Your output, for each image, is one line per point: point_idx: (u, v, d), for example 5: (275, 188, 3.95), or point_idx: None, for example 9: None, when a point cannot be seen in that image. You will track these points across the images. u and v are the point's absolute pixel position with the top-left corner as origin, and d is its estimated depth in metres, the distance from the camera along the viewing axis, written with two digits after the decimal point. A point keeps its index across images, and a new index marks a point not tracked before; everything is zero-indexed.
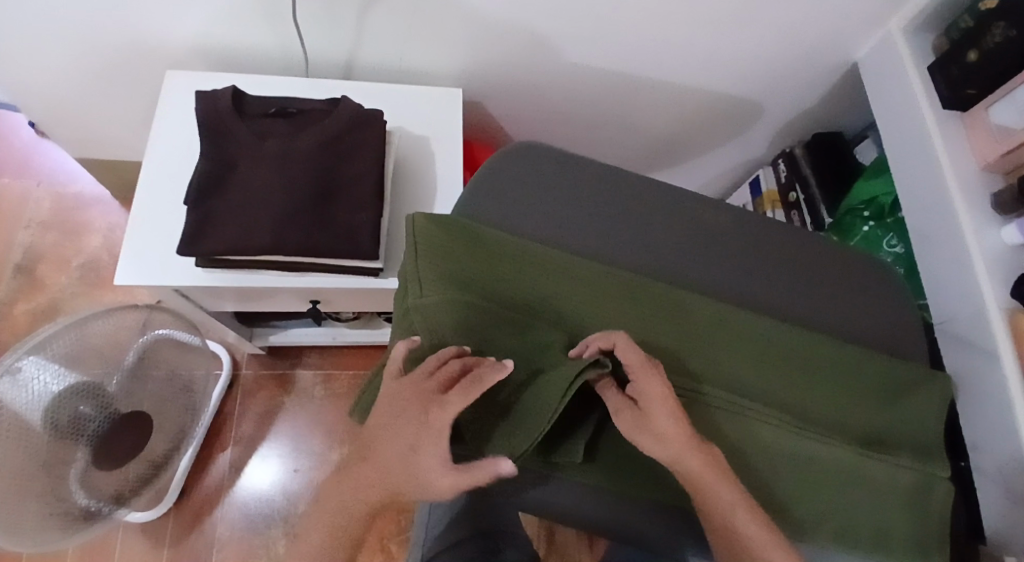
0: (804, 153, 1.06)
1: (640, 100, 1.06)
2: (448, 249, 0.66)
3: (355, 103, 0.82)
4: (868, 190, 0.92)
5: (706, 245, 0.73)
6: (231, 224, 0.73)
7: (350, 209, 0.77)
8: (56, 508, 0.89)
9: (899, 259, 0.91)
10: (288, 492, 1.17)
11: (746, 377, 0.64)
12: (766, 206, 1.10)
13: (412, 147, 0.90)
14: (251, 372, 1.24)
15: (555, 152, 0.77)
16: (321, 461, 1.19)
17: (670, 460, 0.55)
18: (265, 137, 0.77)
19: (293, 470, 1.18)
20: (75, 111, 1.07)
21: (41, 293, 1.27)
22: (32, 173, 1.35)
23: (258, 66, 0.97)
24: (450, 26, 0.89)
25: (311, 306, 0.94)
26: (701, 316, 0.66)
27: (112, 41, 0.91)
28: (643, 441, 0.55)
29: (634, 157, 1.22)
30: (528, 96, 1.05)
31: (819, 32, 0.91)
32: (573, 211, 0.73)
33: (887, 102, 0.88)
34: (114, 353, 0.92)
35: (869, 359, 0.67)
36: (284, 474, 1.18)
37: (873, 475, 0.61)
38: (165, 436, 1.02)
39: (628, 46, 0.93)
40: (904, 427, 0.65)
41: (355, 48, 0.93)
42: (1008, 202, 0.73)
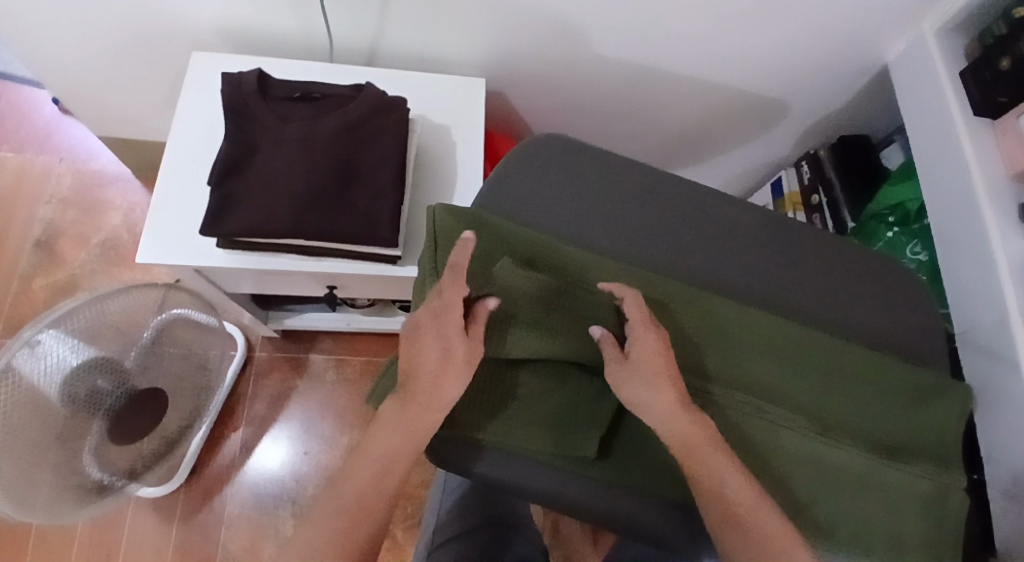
0: (828, 155, 1.04)
1: (663, 96, 1.05)
2: (463, 240, 0.65)
3: (378, 90, 0.82)
4: (895, 195, 0.91)
5: (727, 244, 0.73)
6: (253, 205, 0.73)
7: (370, 195, 0.77)
8: (70, 481, 0.91)
9: (923, 267, 0.90)
10: (298, 474, 1.18)
11: (763, 379, 0.64)
12: (787, 208, 1.08)
13: (433, 136, 0.90)
14: (265, 353, 1.25)
15: (577, 146, 0.77)
16: (331, 445, 1.20)
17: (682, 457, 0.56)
18: (288, 121, 0.77)
19: (303, 452, 1.20)
20: (100, 89, 1.08)
21: (61, 270, 1.29)
22: (55, 149, 1.37)
23: (282, 50, 0.98)
24: (475, 15, 0.89)
25: (327, 291, 0.94)
26: (720, 317, 0.65)
27: (138, 21, 0.92)
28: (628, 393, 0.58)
29: (654, 153, 1.21)
30: (550, 88, 1.04)
31: (850, 32, 0.89)
32: (593, 207, 0.73)
33: (916, 106, 0.87)
34: (131, 330, 0.93)
35: (888, 365, 0.66)
36: (294, 456, 1.19)
37: (887, 481, 0.60)
38: (180, 413, 1.03)
39: (653, 41, 0.92)
40: (921, 434, 0.64)
41: (379, 35, 0.93)
42: None
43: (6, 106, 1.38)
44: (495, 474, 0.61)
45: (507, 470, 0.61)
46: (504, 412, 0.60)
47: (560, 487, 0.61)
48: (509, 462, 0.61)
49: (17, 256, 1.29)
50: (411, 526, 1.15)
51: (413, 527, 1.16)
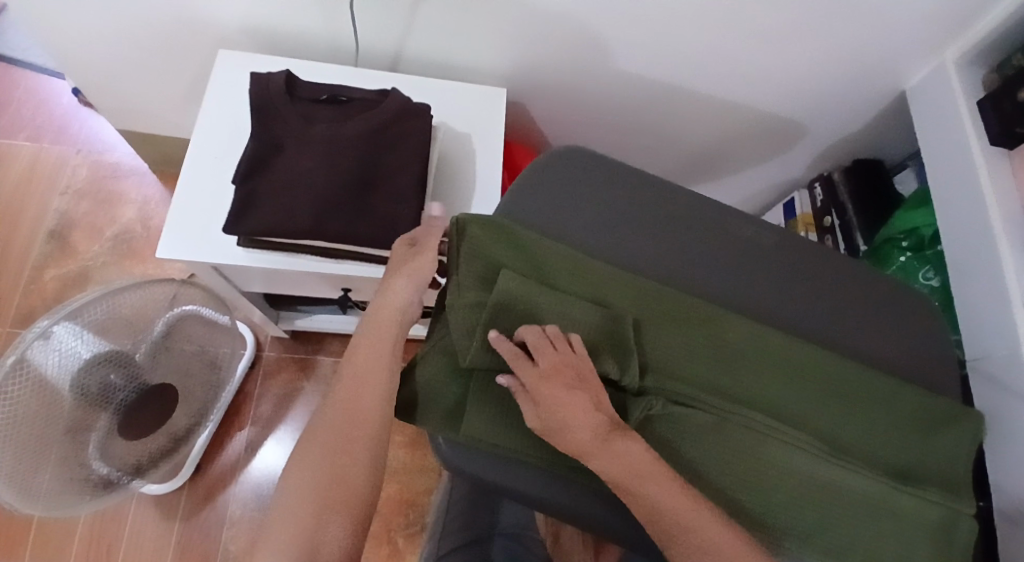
0: (842, 177, 1.06)
1: (681, 113, 1.06)
2: (485, 250, 0.67)
3: (403, 96, 0.83)
4: (909, 221, 0.92)
5: (744, 263, 0.73)
6: (277, 205, 0.74)
7: (392, 200, 0.78)
8: (75, 474, 0.90)
9: (935, 292, 0.91)
10: None
11: (777, 399, 0.64)
12: (800, 228, 1.09)
13: (454, 143, 0.91)
14: (273, 353, 1.25)
15: (600, 160, 0.77)
16: None
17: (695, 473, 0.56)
18: (314, 123, 0.78)
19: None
20: (124, 84, 1.09)
21: (73, 261, 1.29)
22: (73, 141, 1.38)
23: (308, 53, 0.99)
24: (501, 26, 0.90)
25: (341, 293, 0.95)
26: (737, 335, 0.66)
27: (167, 18, 0.93)
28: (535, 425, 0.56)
29: (669, 169, 1.22)
30: (570, 100, 1.05)
31: (869, 57, 0.90)
32: (614, 221, 0.74)
33: (934, 133, 0.88)
34: (143, 324, 0.94)
35: (900, 389, 0.66)
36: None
37: (897, 507, 0.61)
38: (187, 410, 1.04)
39: (675, 57, 0.93)
40: (931, 461, 0.65)
41: (405, 41, 0.94)
42: None
43: (28, 98, 1.40)
44: (506, 483, 0.61)
45: (518, 478, 0.61)
46: (515, 420, 0.60)
47: (575, 498, 0.61)
48: (522, 470, 0.61)
49: (30, 246, 1.29)
50: (412, 531, 1.15)
51: (414, 533, 1.15)
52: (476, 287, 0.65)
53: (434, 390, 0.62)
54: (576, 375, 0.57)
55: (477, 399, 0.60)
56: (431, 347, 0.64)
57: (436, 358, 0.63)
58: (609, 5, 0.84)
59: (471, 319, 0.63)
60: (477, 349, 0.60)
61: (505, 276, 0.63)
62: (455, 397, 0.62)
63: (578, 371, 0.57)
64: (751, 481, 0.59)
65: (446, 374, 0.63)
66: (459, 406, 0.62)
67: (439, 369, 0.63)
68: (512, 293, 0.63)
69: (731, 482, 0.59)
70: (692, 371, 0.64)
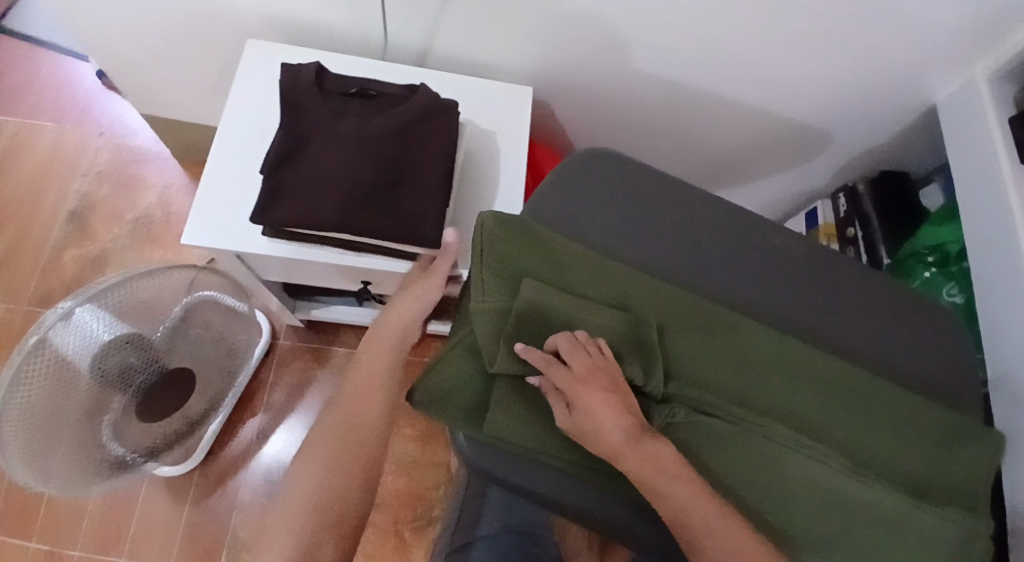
0: (867, 189, 1.05)
1: (705, 118, 1.05)
2: (511, 251, 0.66)
3: (431, 92, 0.83)
4: (937, 236, 0.92)
5: (769, 272, 0.73)
6: (304, 197, 0.74)
7: (417, 196, 0.78)
8: (91, 454, 0.91)
9: (959, 309, 0.90)
10: None
11: (798, 410, 0.64)
12: (822, 238, 1.09)
13: (480, 141, 0.91)
14: (287, 342, 1.26)
15: (627, 163, 0.77)
16: None
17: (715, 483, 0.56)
18: (343, 116, 0.79)
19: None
20: (151, 69, 1.10)
21: (92, 242, 1.30)
22: (95, 124, 1.38)
23: (336, 45, 0.99)
24: (530, 25, 0.90)
25: (361, 286, 0.95)
26: (759, 345, 0.66)
27: (198, 6, 0.93)
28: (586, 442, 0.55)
29: (690, 173, 1.22)
30: (595, 101, 1.05)
31: (899, 69, 0.90)
32: (641, 225, 0.73)
33: (962, 149, 0.87)
34: (161, 308, 0.94)
35: (921, 406, 0.66)
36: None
37: (915, 524, 0.60)
38: (203, 396, 1.04)
39: (703, 62, 0.93)
40: (952, 479, 0.64)
41: (434, 37, 0.94)
42: None
43: (52, 79, 1.41)
44: (528, 483, 0.61)
45: (540, 478, 0.61)
46: (539, 422, 0.60)
47: (594, 502, 0.61)
48: (543, 471, 0.61)
49: (50, 227, 1.30)
50: (419, 525, 1.15)
51: (422, 526, 1.16)
52: (499, 288, 0.64)
53: (458, 389, 0.62)
54: (610, 382, 0.57)
55: (502, 400, 0.60)
56: (455, 347, 0.63)
57: (459, 357, 0.63)
58: (640, 9, 0.84)
59: (496, 321, 0.62)
60: (505, 352, 0.60)
61: (531, 282, 0.63)
62: (478, 396, 0.62)
63: (611, 378, 0.57)
64: (767, 491, 0.60)
65: (469, 373, 0.62)
66: (482, 405, 0.62)
67: (463, 369, 0.62)
68: (538, 299, 0.63)
69: (752, 492, 0.59)
70: (714, 378, 0.64)
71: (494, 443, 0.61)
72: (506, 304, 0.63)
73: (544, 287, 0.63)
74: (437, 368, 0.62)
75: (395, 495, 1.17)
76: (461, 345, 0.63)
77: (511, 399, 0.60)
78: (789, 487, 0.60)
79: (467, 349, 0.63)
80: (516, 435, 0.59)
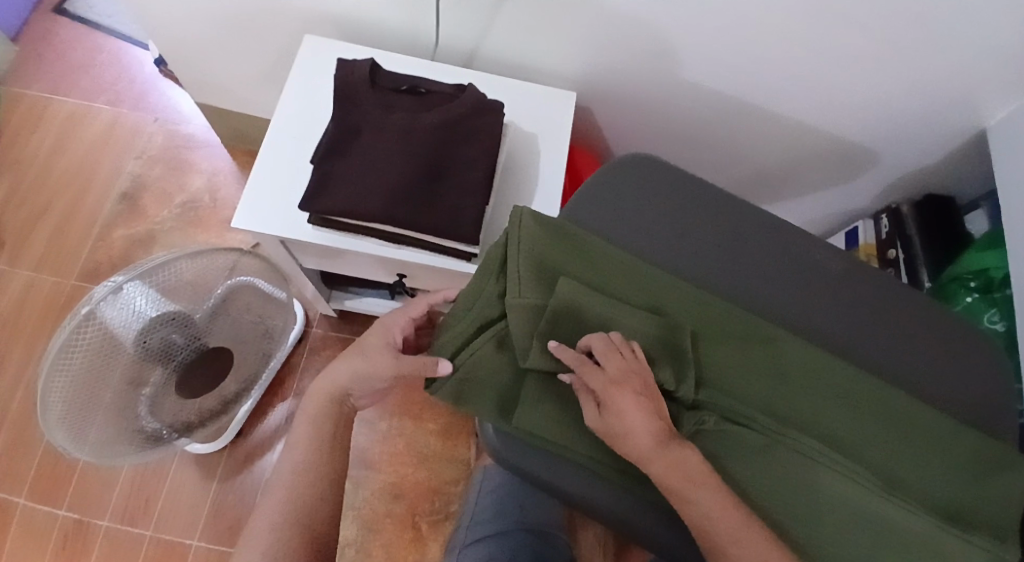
0: (911, 212, 1.04)
1: (747, 131, 1.05)
2: (547, 251, 0.67)
3: (478, 92, 0.85)
4: (980, 262, 0.90)
5: (806, 287, 0.73)
6: (351, 187, 0.76)
7: (460, 192, 0.79)
8: (128, 425, 0.93)
9: (1000, 337, 0.89)
10: None
11: (828, 425, 0.63)
12: (862, 257, 1.07)
13: (521, 142, 0.93)
14: (319, 330, 1.29)
15: (669, 170, 0.78)
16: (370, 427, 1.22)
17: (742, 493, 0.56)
18: (393, 111, 0.81)
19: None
20: (209, 59, 1.14)
21: (141, 223, 1.35)
22: (150, 110, 1.44)
23: (388, 43, 1.02)
24: (578, 30, 0.91)
25: (396, 278, 0.97)
26: (793, 357, 0.66)
27: (260, 0, 0.97)
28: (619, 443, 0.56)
29: (727, 187, 1.21)
30: (637, 109, 1.06)
31: (949, 90, 0.88)
32: (680, 232, 0.74)
33: (1012, 175, 0.85)
34: (203, 289, 0.98)
35: (957, 431, 0.65)
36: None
37: (947, 550, 0.58)
38: (237, 376, 1.05)
39: (748, 75, 0.93)
40: (986, 505, 0.62)
41: (483, 38, 0.96)
42: None
43: (112, 65, 1.47)
44: (551, 480, 0.62)
45: (563, 475, 0.62)
46: (567, 419, 0.61)
47: (615, 503, 0.61)
48: (566, 469, 0.62)
49: (102, 205, 1.36)
50: (436, 519, 1.17)
51: (439, 521, 1.17)
52: (535, 284, 0.65)
53: (489, 382, 0.63)
54: (641, 383, 0.57)
55: (533, 396, 0.61)
56: (487, 340, 0.63)
57: (491, 351, 0.63)
58: (689, 18, 0.85)
59: (531, 318, 0.63)
60: (539, 349, 0.61)
61: (568, 281, 0.64)
62: (508, 390, 0.63)
63: (643, 379, 0.57)
64: (790, 504, 0.59)
65: (501, 368, 0.63)
66: (512, 400, 0.63)
67: (494, 363, 0.63)
68: (575, 298, 0.63)
69: (778, 504, 0.59)
70: (742, 386, 0.64)
71: (522, 437, 0.62)
72: (541, 302, 0.64)
73: (580, 287, 0.64)
74: (468, 361, 0.63)
75: (414, 487, 1.19)
76: (494, 339, 0.63)
77: (541, 394, 0.61)
78: (815, 502, 0.59)
79: (499, 343, 0.64)
80: (542, 430, 0.61)
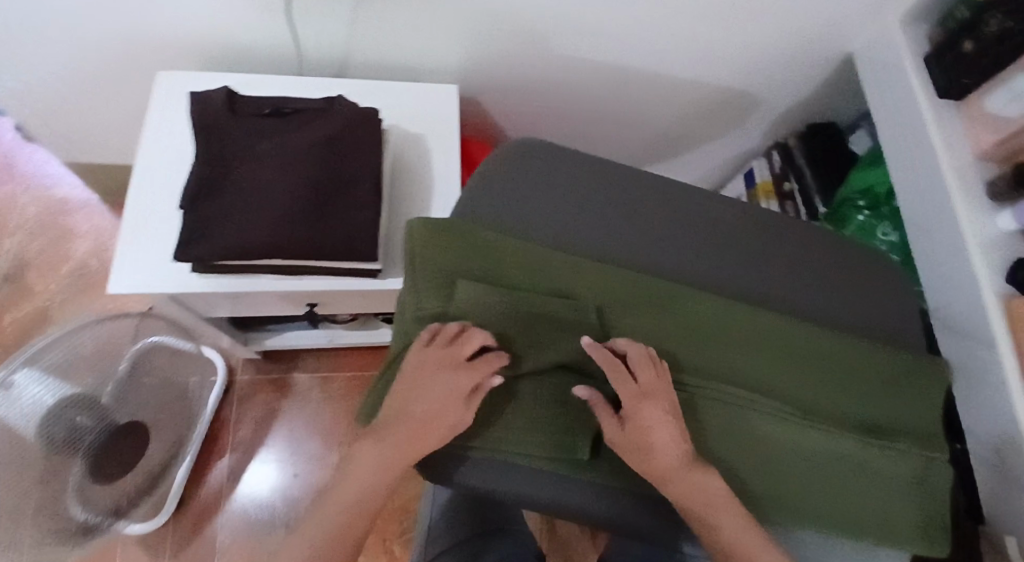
0: (797, 143, 1.07)
1: (635, 94, 1.06)
2: (446, 257, 0.66)
3: (350, 102, 0.81)
4: (863, 181, 0.93)
5: (709, 239, 0.74)
6: (230, 228, 0.71)
7: (350, 210, 0.76)
8: (62, 526, 0.86)
9: (894, 247, 0.94)
10: (288, 495, 1.16)
11: (747, 370, 0.65)
12: (760, 197, 1.08)
13: (408, 145, 0.89)
14: (246, 376, 1.23)
15: (553, 148, 0.77)
16: (320, 464, 1.18)
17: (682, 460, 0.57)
18: (261, 137, 0.76)
19: (291, 473, 1.18)
20: (63, 115, 1.05)
21: (29, 302, 1.24)
22: (15, 179, 1.32)
23: (251, 66, 0.96)
24: (446, 22, 0.88)
25: (307, 308, 0.93)
26: (701, 310, 0.66)
27: (100, 44, 0.89)
28: (636, 454, 0.57)
29: (628, 153, 1.22)
30: (523, 91, 1.04)
31: (813, 24, 0.91)
32: (576, 208, 0.73)
33: (882, 93, 0.89)
34: (108, 362, 0.92)
35: (867, 348, 0.67)
36: (285, 477, 1.17)
37: (870, 462, 0.62)
38: (163, 443, 1.02)
39: (623, 40, 0.93)
40: (901, 411, 0.66)
41: (351, 46, 0.92)
42: (1002, 190, 0.73)
43: None
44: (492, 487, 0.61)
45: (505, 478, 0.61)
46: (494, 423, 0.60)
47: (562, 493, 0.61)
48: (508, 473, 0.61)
49: None
50: (407, 539, 1.14)
51: (410, 541, 1.14)
52: (432, 292, 0.65)
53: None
54: (669, 400, 0.59)
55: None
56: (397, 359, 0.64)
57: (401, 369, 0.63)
58: None
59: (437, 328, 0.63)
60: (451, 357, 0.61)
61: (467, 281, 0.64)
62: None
63: (670, 398, 0.59)
64: (721, 455, 0.61)
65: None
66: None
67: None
68: (479, 297, 0.63)
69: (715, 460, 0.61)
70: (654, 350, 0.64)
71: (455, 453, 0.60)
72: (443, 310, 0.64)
73: (483, 285, 0.63)
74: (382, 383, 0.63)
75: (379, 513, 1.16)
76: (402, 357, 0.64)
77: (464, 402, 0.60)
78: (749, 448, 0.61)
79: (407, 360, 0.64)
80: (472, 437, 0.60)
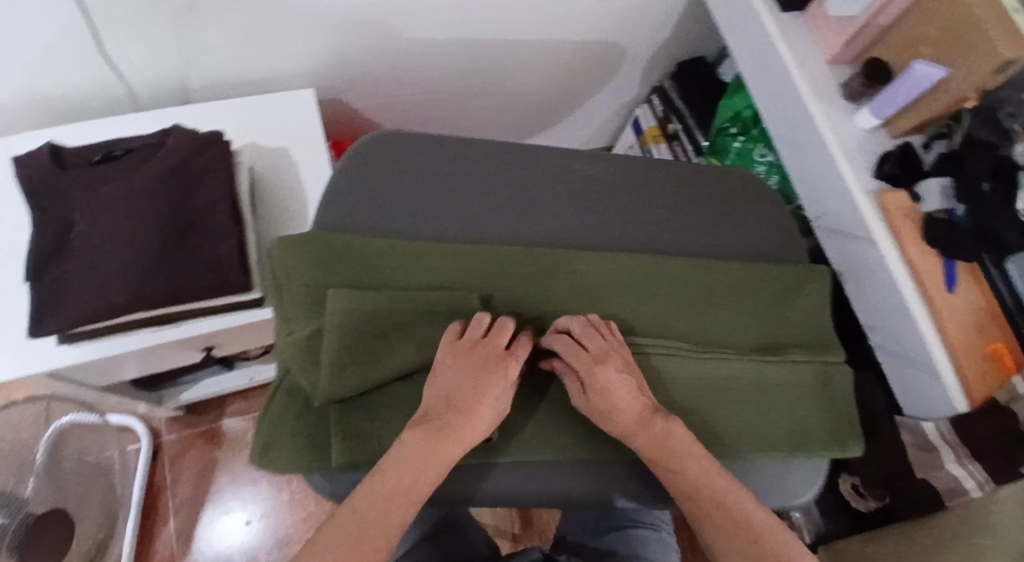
0: (672, 84, 1.10)
1: (499, 64, 1.04)
2: (316, 277, 0.64)
3: (191, 129, 0.78)
4: (732, 109, 0.96)
5: (583, 198, 0.73)
6: (80, 292, 0.67)
7: (213, 242, 0.72)
8: None
9: (773, 167, 0.94)
10: (246, 546, 1.13)
11: (629, 320, 0.67)
12: (649, 142, 1.14)
13: (269, 162, 0.86)
14: (172, 436, 1.17)
15: (409, 137, 0.74)
16: (271, 505, 1.15)
17: (605, 407, 0.58)
18: (96, 189, 0.71)
19: (247, 522, 1.14)
20: None
21: None
22: None
23: (82, 114, 0.89)
24: (281, 28, 0.84)
25: (208, 353, 0.90)
26: (574, 269, 0.67)
27: None
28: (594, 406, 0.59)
29: (508, 121, 1.22)
30: (383, 81, 1.01)
31: None
32: (442, 191, 0.71)
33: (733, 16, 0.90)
34: (27, 448, 0.88)
35: (750, 274, 0.71)
36: (238, 529, 1.13)
37: (774, 378, 0.66)
38: (95, 519, 0.97)
39: (468, 13, 0.90)
40: (790, 327, 0.71)
41: (185, 71, 0.87)
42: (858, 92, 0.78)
43: None
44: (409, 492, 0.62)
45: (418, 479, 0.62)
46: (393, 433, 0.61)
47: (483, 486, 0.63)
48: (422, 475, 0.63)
49: None
50: None
51: None
52: (302, 316, 0.63)
53: (297, 434, 0.61)
54: (623, 359, 0.61)
55: (339, 430, 0.60)
56: (280, 392, 0.63)
57: (284, 403, 0.62)
58: None
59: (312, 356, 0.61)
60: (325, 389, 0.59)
61: (334, 297, 0.61)
62: (316, 434, 0.61)
63: (622, 356, 0.61)
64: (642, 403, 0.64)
65: (300, 414, 0.62)
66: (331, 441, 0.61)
67: (291, 414, 0.62)
68: (343, 314, 0.60)
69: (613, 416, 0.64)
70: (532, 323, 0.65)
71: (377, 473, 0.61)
72: (318, 331, 0.62)
73: (347, 297, 0.61)
74: (267, 426, 0.61)
75: None
76: (283, 390, 0.63)
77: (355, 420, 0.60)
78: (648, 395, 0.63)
79: (289, 390, 0.63)
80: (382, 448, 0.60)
